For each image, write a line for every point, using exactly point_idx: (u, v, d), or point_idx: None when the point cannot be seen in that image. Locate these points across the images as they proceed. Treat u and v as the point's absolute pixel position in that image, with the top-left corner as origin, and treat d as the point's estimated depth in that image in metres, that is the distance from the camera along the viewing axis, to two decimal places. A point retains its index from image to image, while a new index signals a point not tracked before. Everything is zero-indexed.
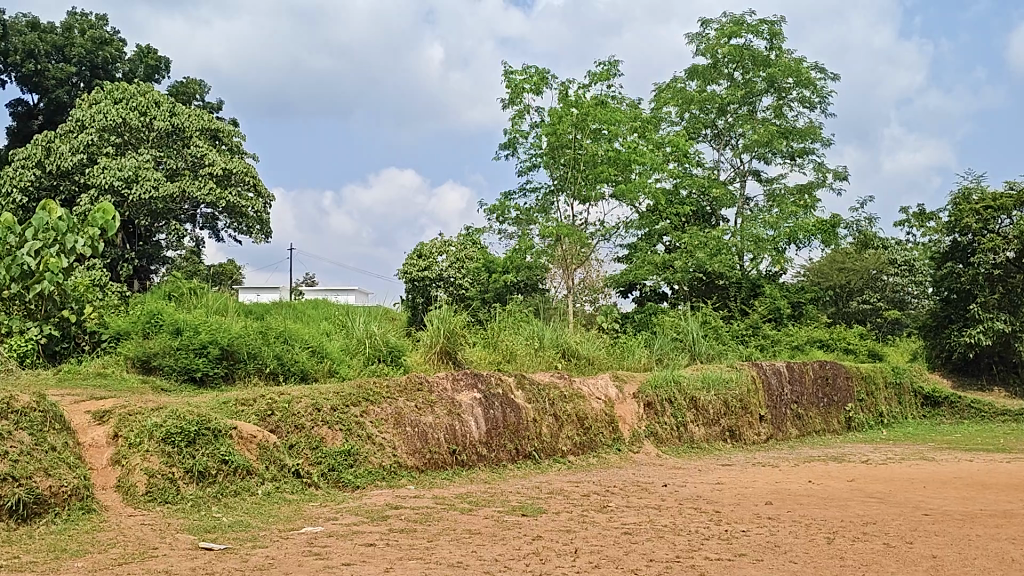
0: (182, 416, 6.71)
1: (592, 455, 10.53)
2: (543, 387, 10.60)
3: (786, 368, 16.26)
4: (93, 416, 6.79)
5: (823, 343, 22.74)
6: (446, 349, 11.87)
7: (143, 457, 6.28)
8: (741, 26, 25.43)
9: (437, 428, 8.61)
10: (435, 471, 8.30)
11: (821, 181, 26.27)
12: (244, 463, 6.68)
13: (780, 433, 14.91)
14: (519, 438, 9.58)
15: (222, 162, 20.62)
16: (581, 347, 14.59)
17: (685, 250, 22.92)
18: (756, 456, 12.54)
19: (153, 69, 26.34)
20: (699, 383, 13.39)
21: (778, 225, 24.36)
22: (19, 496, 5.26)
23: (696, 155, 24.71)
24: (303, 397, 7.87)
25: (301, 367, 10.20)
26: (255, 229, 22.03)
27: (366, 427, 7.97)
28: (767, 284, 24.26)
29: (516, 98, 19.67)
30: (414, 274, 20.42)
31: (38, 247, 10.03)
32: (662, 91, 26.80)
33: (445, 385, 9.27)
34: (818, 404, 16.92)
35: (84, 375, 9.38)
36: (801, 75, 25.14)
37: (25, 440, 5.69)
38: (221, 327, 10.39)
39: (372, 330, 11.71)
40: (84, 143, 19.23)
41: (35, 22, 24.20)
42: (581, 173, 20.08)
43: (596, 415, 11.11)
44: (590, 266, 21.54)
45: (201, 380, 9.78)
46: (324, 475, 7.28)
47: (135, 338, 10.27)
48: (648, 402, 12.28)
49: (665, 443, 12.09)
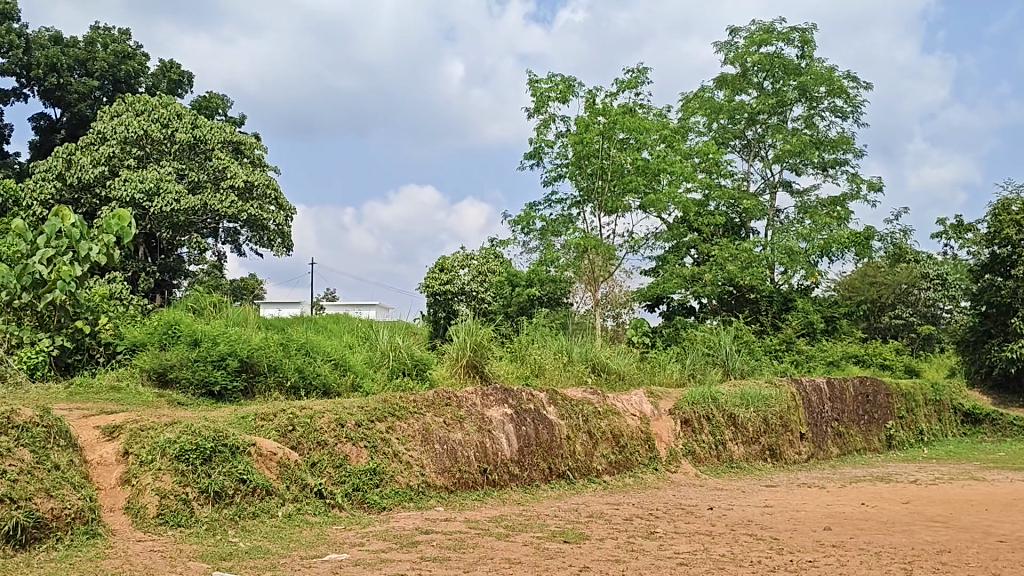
0: (198, 431, 6.24)
1: (629, 475, 10.01)
2: (576, 403, 10.09)
3: (826, 384, 15.68)
4: (102, 432, 6.34)
5: (859, 359, 22.16)
6: (472, 363, 11.36)
7: (155, 476, 5.80)
8: (771, 33, 25.01)
9: (467, 446, 8.10)
10: (465, 491, 7.78)
11: (855, 193, 25.78)
12: (264, 482, 6.21)
13: (820, 452, 14.37)
14: (553, 456, 9.07)
15: (243, 175, 20.30)
16: (611, 362, 14.09)
17: (715, 263, 22.46)
18: (798, 477, 12.02)
19: (176, 83, 26.18)
20: (737, 400, 12.84)
21: (812, 236, 23.92)
22: (17, 520, 4.80)
23: (726, 165, 24.22)
24: (326, 412, 7.39)
25: (324, 381, 9.79)
26: (277, 243, 21.69)
27: (392, 444, 7.47)
28: (799, 298, 23.69)
29: (541, 107, 19.25)
30: (436, 288, 20.18)
31: (51, 254, 9.65)
32: (689, 100, 26.33)
33: (474, 400, 8.78)
34: (859, 421, 16.34)
35: (96, 389, 8.95)
36: (833, 84, 24.69)
37: (27, 458, 5.25)
38: (240, 338, 9.98)
39: (396, 343, 11.26)
40: (105, 155, 18.95)
41: (57, 36, 24.02)
42: (610, 183, 19.62)
43: (632, 432, 10.61)
44: (614, 280, 21.03)
45: (220, 395, 9.34)
46: (348, 495, 6.79)
47: (150, 350, 9.85)
48: (685, 419, 11.76)
49: (704, 462, 11.55)
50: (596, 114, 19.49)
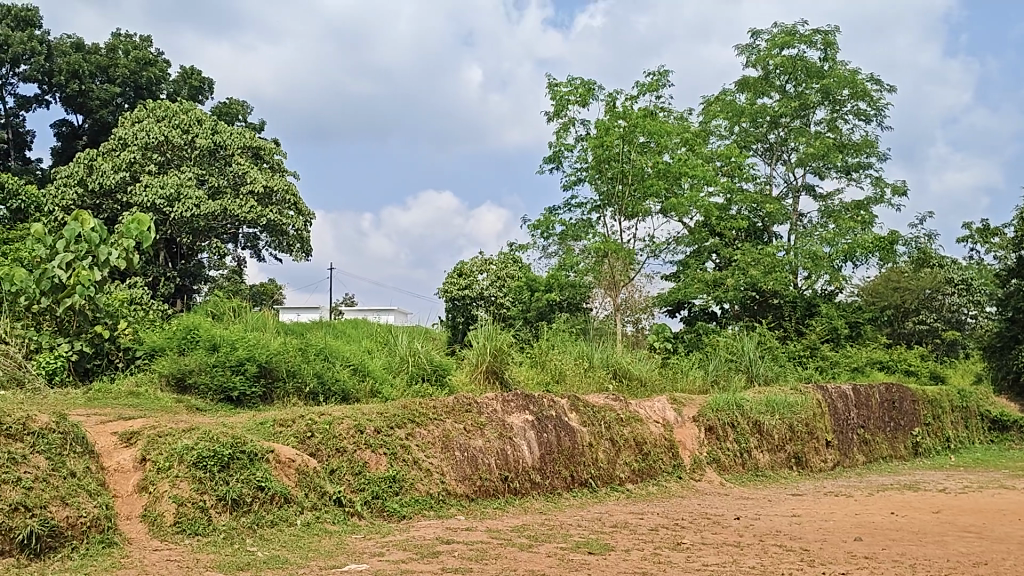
0: (215, 437, 6.14)
1: (652, 483, 9.84)
2: (598, 409, 9.95)
3: (852, 391, 15.47)
4: (120, 438, 6.25)
5: (884, 365, 21.90)
6: (492, 369, 11.23)
7: (172, 483, 5.71)
8: (793, 36, 24.82)
9: (488, 454, 7.97)
10: (486, 499, 7.65)
11: (879, 197, 25.52)
12: (282, 490, 6.10)
13: (846, 460, 14.18)
14: (575, 464, 8.92)
15: (263, 180, 20.29)
16: (632, 367, 13.94)
17: (738, 268, 22.28)
18: (824, 486, 11.84)
19: (197, 90, 26.28)
20: (762, 407, 12.67)
21: (836, 241, 23.70)
22: (31, 529, 4.72)
23: (748, 169, 24.04)
24: (345, 418, 7.29)
25: (342, 387, 9.70)
26: (296, 248, 21.65)
27: (412, 451, 7.35)
28: (823, 304, 23.46)
29: (561, 110, 19.14)
30: (454, 293, 20.60)
31: (70, 259, 9.62)
32: (711, 104, 26.16)
33: (495, 406, 8.66)
34: (885, 428, 16.10)
35: (114, 394, 8.89)
36: (856, 87, 24.47)
37: (42, 465, 5.17)
38: (259, 343, 9.90)
39: (416, 348, 11.16)
40: (126, 161, 18.99)
41: (79, 43, 24.17)
42: (631, 187, 19.48)
43: (656, 440, 10.46)
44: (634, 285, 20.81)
45: (239, 400, 9.26)
46: (367, 503, 6.67)
47: (169, 355, 9.78)
48: (709, 426, 11.60)
49: (728, 470, 11.38)
50: (617, 117, 19.33)
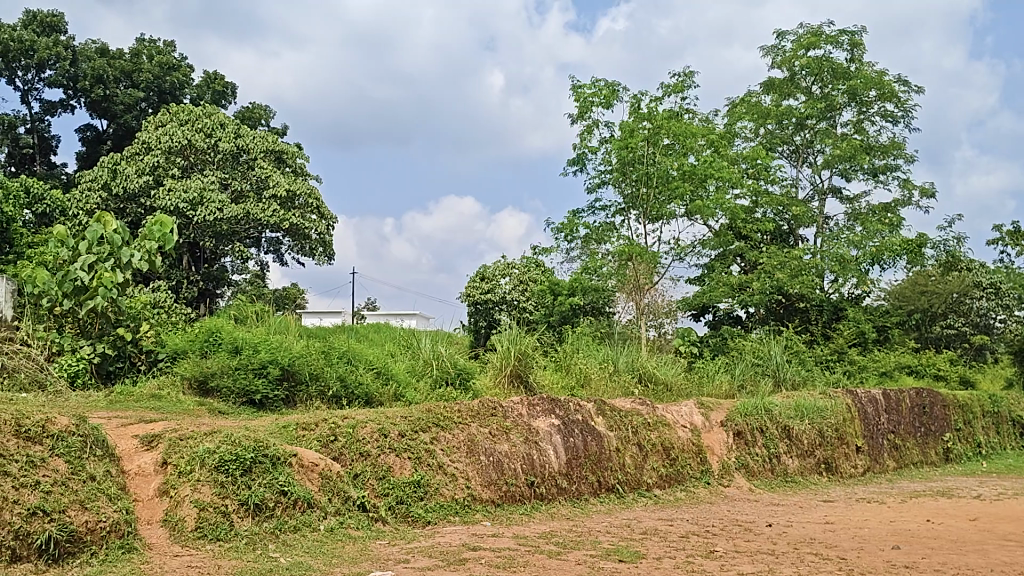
0: (237, 441, 6.02)
1: (680, 489, 9.66)
2: (625, 413, 9.78)
3: (881, 396, 15.19)
4: (141, 441, 6.15)
5: (912, 370, 21.59)
6: (516, 372, 11.06)
7: (193, 488, 5.59)
8: (819, 36, 24.56)
9: (514, 458, 7.82)
10: (512, 505, 7.49)
11: (907, 199, 25.21)
12: (305, 494, 5.97)
13: (877, 466, 13.91)
14: (602, 469, 8.74)
15: (286, 184, 20.17)
16: (658, 371, 13.75)
17: (764, 271, 22.04)
18: (855, 492, 11.60)
19: (220, 94, 26.34)
20: (791, 411, 12.46)
21: (864, 244, 23.42)
22: (49, 534, 4.62)
23: (774, 171, 23.80)
24: (369, 422, 7.16)
25: (365, 390, 9.56)
26: (319, 251, 21.45)
27: (436, 456, 7.21)
28: (850, 307, 23.17)
29: (585, 112, 18.98)
30: (476, 297, 20.25)
31: (92, 261, 9.56)
32: (735, 106, 25.96)
33: (520, 410, 8.52)
34: (916, 434, 15.82)
35: (137, 397, 8.82)
36: (883, 87, 24.20)
37: (61, 469, 5.08)
38: (281, 346, 9.81)
39: (440, 351, 11.05)
40: (150, 165, 19.03)
41: (104, 48, 24.27)
42: (655, 190, 19.29)
43: (683, 445, 10.27)
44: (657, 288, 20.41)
45: (261, 404, 9.17)
46: (391, 508, 6.53)
47: (191, 358, 9.70)
48: (737, 431, 11.40)
49: (757, 476, 11.16)
50: (640, 119, 19.15)
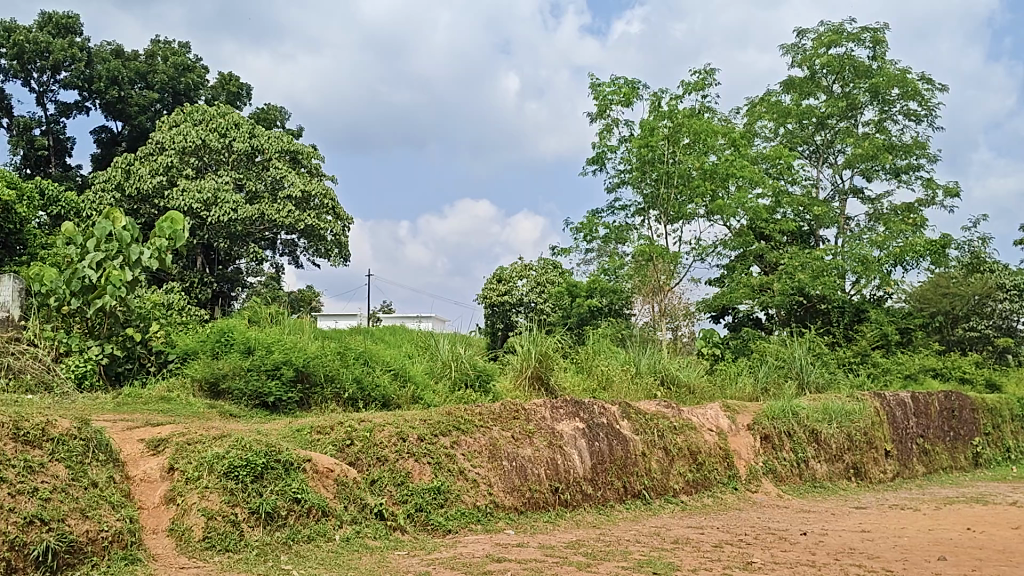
0: (247, 446, 5.72)
1: (707, 495, 9.32)
2: (650, 416, 9.43)
3: (910, 399, 14.80)
4: (147, 445, 5.85)
5: (936, 372, 21.18)
6: (537, 374, 10.73)
7: (201, 495, 5.30)
8: (840, 34, 24.17)
9: (537, 463, 7.49)
10: (535, 512, 7.16)
11: (930, 198, 24.78)
12: (319, 502, 5.66)
13: (906, 471, 13.53)
14: (628, 474, 8.40)
15: (300, 184, 19.85)
16: (680, 374, 13.40)
17: (784, 272, 21.68)
18: (886, 499, 11.22)
19: (235, 96, 26.19)
20: (819, 414, 12.09)
21: (887, 244, 23.03)
22: (47, 544, 4.33)
23: (795, 171, 23.41)
24: (387, 426, 6.86)
25: (382, 392, 9.30)
26: (333, 254, 21.24)
27: (457, 461, 6.90)
28: (873, 309, 22.77)
29: (604, 111, 18.67)
30: (493, 299, 20.83)
31: (100, 258, 9.30)
32: (755, 105, 25.59)
33: (543, 413, 8.21)
34: (945, 438, 15.39)
35: (146, 399, 8.56)
36: (906, 86, 23.79)
37: (61, 474, 4.80)
38: (295, 347, 9.52)
39: (457, 352, 10.74)
40: (164, 165, 18.84)
41: (119, 49, 24.16)
42: (675, 190, 18.93)
43: (710, 449, 9.93)
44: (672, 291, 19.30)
45: (274, 406, 8.87)
46: (410, 516, 6.21)
47: (202, 358, 9.42)
48: (765, 435, 11.05)
49: (785, 482, 10.79)
50: (661, 117, 18.79)
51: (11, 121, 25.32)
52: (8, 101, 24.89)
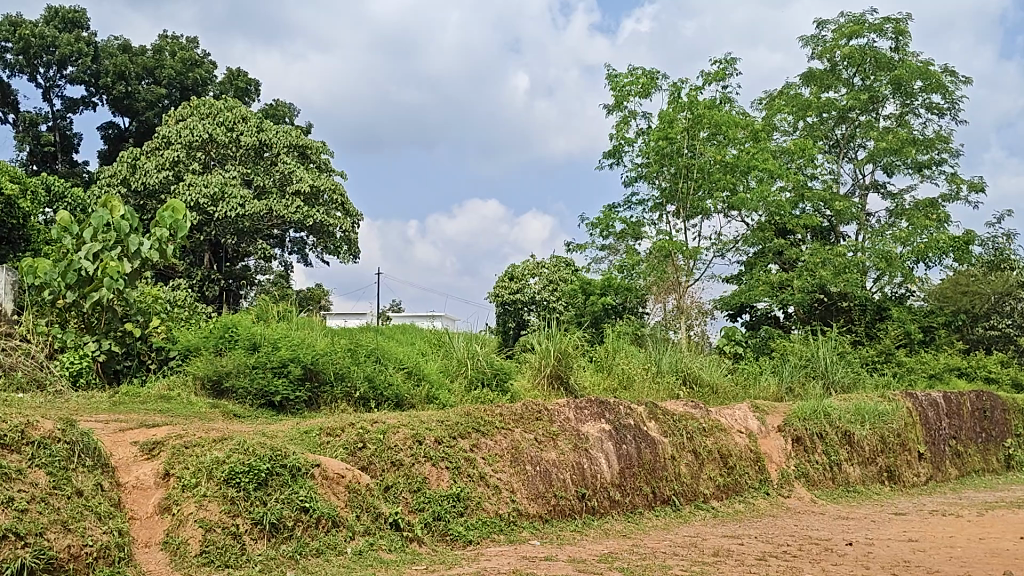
0: (251, 449, 5.22)
1: (738, 500, 8.78)
2: (679, 418, 8.91)
3: (942, 400, 14.26)
4: (140, 449, 5.37)
5: (961, 372, 20.60)
6: (557, 373, 10.22)
7: (199, 505, 4.79)
8: (862, 25, 23.60)
9: (563, 468, 6.98)
10: (561, 521, 6.64)
11: (955, 193, 24.22)
12: (329, 512, 5.16)
13: (939, 475, 12.97)
14: (656, 479, 7.88)
15: (309, 180, 19.37)
16: (703, 373, 12.88)
17: (805, 269, 21.15)
18: (923, 504, 10.67)
19: (243, 92, 25.76)
20: (851, 416, 11.57)
21: (911, 240, 22.44)
22: (22, 561, 3.84)
23: (815, 165, 22.86)
24: (401, 427, 6.38)
25: (396, 391, 8.80)
26: (343, 251, 20.78)
27: (477, 466, 6.40)
28: (895, 307, 22.19)
29: (621, 102, 18.15)
30: (505, 297, 19.81)
31: (97, 249, 8.79)
32: (773, 98, 25.07)
33: (567, 414, 7.71)
34: (977, 440, 14.80)
35: (143, 398, 8.08)
36: (928, 78, 23.24)
37: (41, 482, 4.33)
38: (302, 343, 9.04)
39: (474, 350, 10.25)
40: (170, 160, 18.43)
41: (126, 45, 23.74)
42: (695, 183, 18.43)
43: (741, 452, 9.42)
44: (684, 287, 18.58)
45: (281, 406, 8.38)
46: (427, 526, 5.69)
47: (204, 355, 8.93)
48: (797, 437, 10.52)
49: (818, 486, 10.23)
50: (680, 108, 18.26)
51: (18, 116, 24.93)
52: (14, 96, 24.50)
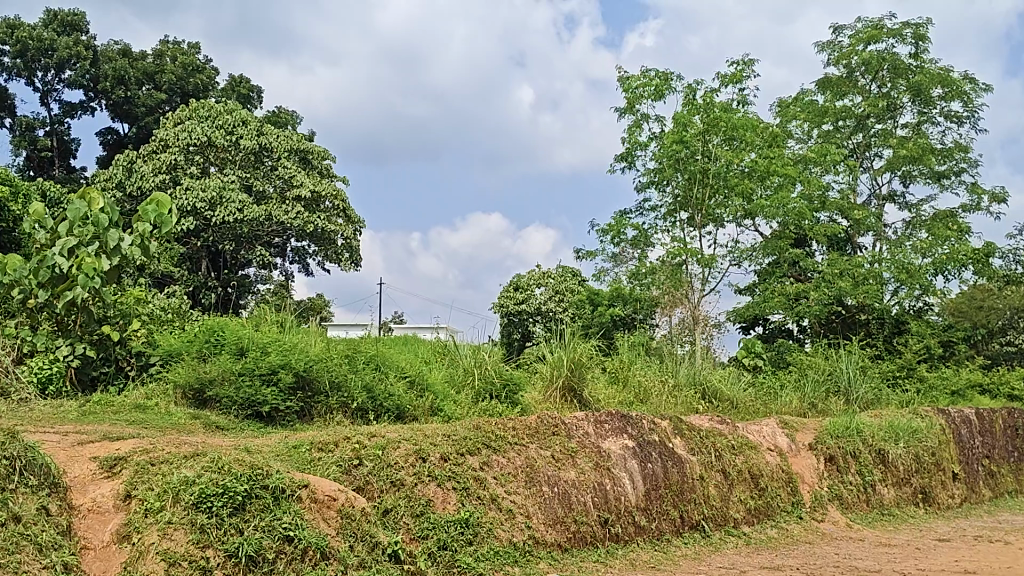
0: (226, 468, 4.52)
1: (771, 525, 8.02)
2: (705, 434, 8.18)
3: (974, 417, 13.51)
4: (100, 465, 4.66)
5: (983, 388, 19.80)
6: (570, 385, 9.45)
7: (163, 533, 4.09)
8: (880, 30, 22.93)
9: (583, 489, 6.25)
10: (582, 550, 5.89)
11: (975, 204, 23.48)
12: (318, 542, 4.42)
13: (974, 496, 12.20)
14: (684, 501, 7.14)
15: (310, 185, 18.72)
16: (725, 389, 12.14)
17: (822, 280, 20.40)
18: (964, 528, 9.90)
19: (245, 97, 25.15)
20: (885, 433, 10.86)
21: (931, 251, 21.67)
22: None
23: (832, 174, 22.14)
24: (402, 443, 5.67)
25: (397, 403, 8.09)
26: (345, 259, 20.07)
27: (488, 487, 5.67)
28: (913, 321, 21.39)
29: (632, 105, 17.49)
30: (510, 307, 19.76)
31: (72, 244, 8.08)
32: (787, 106, 24.40)
33: (586, 429, 6.99)
34: (1010, 459, 14.01)
35: (117, 408, 7.36)
36: (949, 85, 22.54)
37: None
38: (296, 348, 8.36)
39: (482, 359, 9.57)
40: (168, 163, 17.73)
41: (126, 48, 23.11)
42: (710, 189, 17.72)
43: (772, 472, 8.70)
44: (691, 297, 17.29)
45: (269, 417, 7.66)
46: (432, 555, 4.97)
47: (186, 361, 8.21)
48: (829, 456, 9.81)
49: (852, 509, 9.46)
50: (694, 111, 17.46)
51: (14, 121, 24.29)
52: (11, 100, 23.84)
